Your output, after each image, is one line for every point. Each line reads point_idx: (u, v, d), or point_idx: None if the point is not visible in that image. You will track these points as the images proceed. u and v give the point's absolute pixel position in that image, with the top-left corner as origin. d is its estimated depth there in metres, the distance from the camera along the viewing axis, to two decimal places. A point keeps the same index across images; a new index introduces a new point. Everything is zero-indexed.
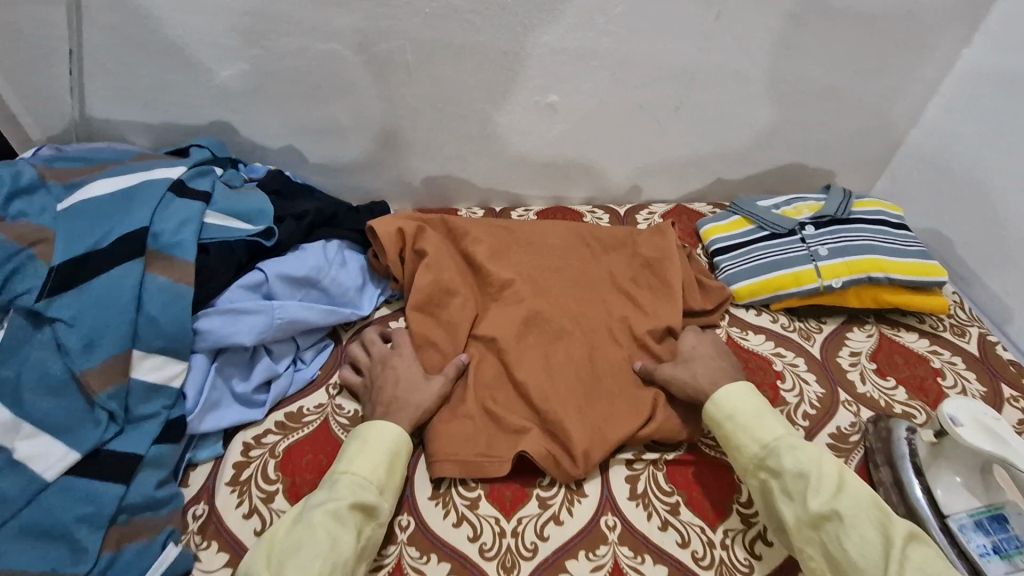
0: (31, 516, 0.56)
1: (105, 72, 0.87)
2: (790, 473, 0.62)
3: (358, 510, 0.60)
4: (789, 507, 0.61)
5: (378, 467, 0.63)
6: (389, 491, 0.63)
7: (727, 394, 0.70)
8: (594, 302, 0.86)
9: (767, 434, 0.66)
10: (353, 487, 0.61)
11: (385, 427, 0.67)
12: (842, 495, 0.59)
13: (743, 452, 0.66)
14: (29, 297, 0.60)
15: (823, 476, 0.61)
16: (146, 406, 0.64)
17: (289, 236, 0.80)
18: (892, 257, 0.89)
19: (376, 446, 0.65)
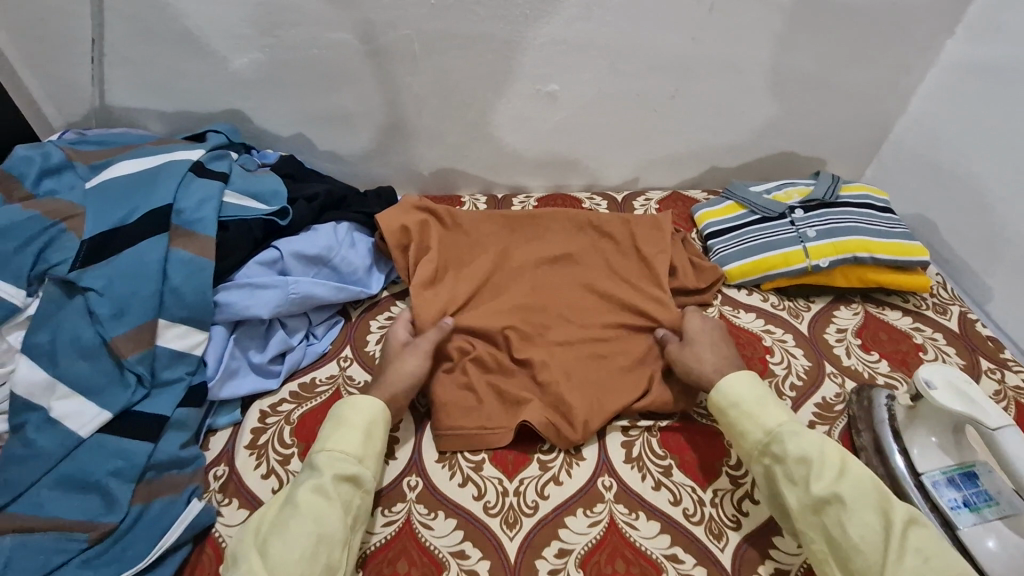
0: (67, 469, 0.60)
1: (125, 61, 0.91)
2: (793, 460, 0.63)
3: (341, 483, 0.61)
4: (792, 491, 0.63)
5: (356, 440, 0.65)
6: (371, 459, 0.65)
7: (733, 382, 0.70)
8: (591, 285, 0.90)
9: (770, 420, 0.67)
10: (333, 463, 0.62)
11: (361, 400, 0.68)
12: (843, 480, 0.61)
13: (747, 438, 0.67)
14: (62, 268, 0.65)
15: (825, 463, 0.62)
16: (171, 371, 0.68)
17: (302, 216, 0.84)
18: (877, 238, 0.94)
19: (353, 419, 0.66)
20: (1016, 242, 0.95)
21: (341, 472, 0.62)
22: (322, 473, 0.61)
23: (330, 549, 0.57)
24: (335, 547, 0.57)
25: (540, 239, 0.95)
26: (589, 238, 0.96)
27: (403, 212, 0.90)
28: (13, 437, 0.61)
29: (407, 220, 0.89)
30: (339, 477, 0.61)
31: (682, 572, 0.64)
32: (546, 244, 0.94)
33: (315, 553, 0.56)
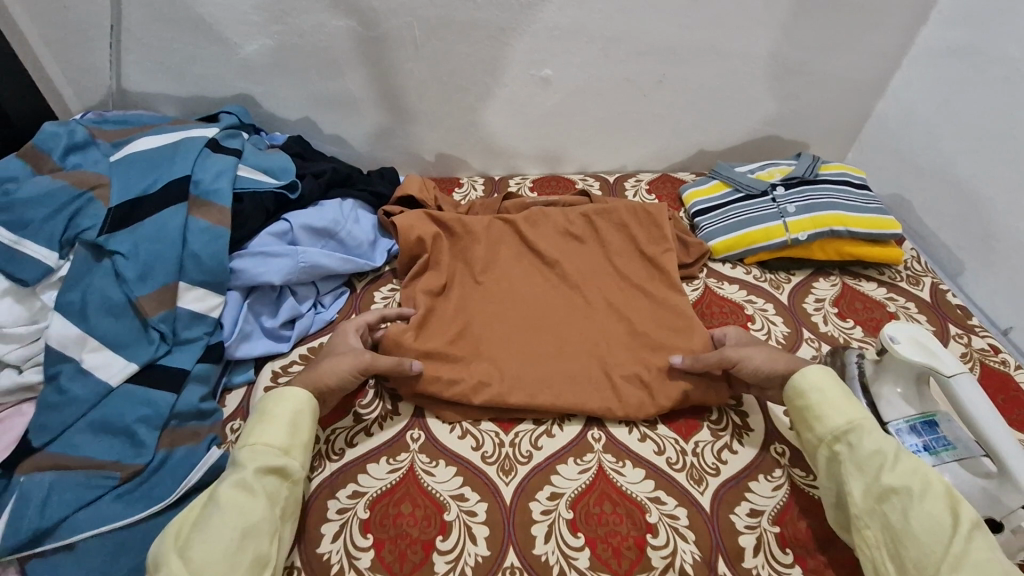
0: (99, 415, 0.65)
1: (141, 47, 0.96)
2: (867, 449, 0.63)
3: (267, 475, 0.60)
4: (858, 479, 0.62)
5: (282, 432, 0.64)
6: (297, 450, 0.64)
7: (816, 372, 0.70)
8: (588, 283, 0.92)
9: (850, 412, 0.67)
10: (257, 456, 0.61)
11: (287, 394, 0.67)
12: (916, 476, 0.60)
13: (822, 423, 0.67)
14: (92, 232, 0.71)
15: (900, 458, 0.62)
16: (191, 331, 0.73)
17: (310, 191, 0.89)
18: (854, 213, 0.99)
19: (277, 412, 0.65)
20: (986, 217, 1.01)
21: (267, 463, 0.61)
22: (245, 466, 0.60)
23: (257, 540, 0.56)
24: (263, 538, 0.56)
25: (543, 239, 0.97)
26: (591, 235, 0.98)
27: (417, 223, 0.93)
28: (48, 386, 0.66)
29: (422, 231, 0.92)
30: (264, 469, 0.60)
31: (665, 512, 0.69)
32: (547, 243, 0.96)
33: (243, 545, 0.55)
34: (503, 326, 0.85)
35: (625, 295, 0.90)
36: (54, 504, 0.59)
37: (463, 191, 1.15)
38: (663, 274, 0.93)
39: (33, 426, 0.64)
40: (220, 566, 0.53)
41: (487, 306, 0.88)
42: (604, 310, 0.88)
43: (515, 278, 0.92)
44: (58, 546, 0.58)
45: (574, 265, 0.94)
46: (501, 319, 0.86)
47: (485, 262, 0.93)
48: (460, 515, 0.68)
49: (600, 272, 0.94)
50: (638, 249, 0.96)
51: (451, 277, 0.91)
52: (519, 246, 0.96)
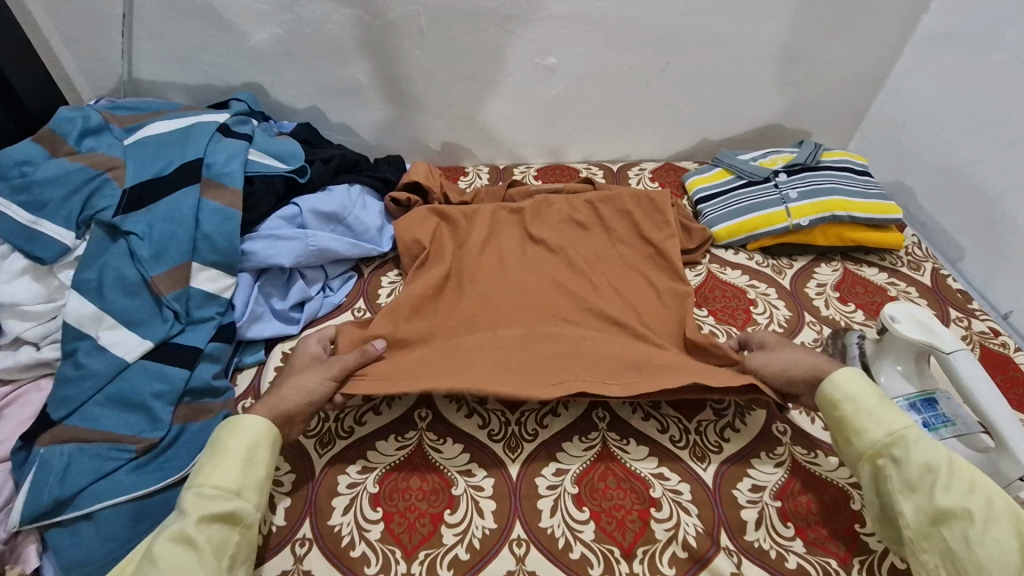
0: (115, 389, 0.67)
1: (153, 36, 0.98)
2: (916, 466, 0.57)
3: (212, 524, 0.54)
4: (909, 499, 0.57)
5: (233, 471, 0.57)
6: (251, 490, 0.58)
7: (850, 377, 0.65)
8: (592, 272, 0.92)
9: (895, 422, 0.61)
10: (203, 502, 0.54)
11: (242, 422, 0.61)
12: (973, 495, 0.55)
13: (863, 436, 0.62)
14: (107, 213, 0.72)
15: (953, 473, 0.56)
16: (203, 311, 0.74)
17: (319, 176, 0.91)
18: (855, 198, 1.00)
19: (231, 446, 0.59)
20: (987, 202, 1.02)
21: (213, 511, 0.54)
22: (187, 515, 0.53)
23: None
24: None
25: (545, 229, 0.98)
26: (596, 224, 0.99)
27: (416, 224, 0.94)
28: (66, 361, 0.68)
29: (420, 233, 0.93)
30: (209, 517, 0.54)
31: (668, 487, 0.70)
32: (549, 231, 0.97)
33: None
34: (505, 312, 0.86)
35: (630, 286, 0.91)
36: (72, 474, 0.61)
37: (469, 178, 1.17)
38: (669, 265, 0.93)
39: (51, 400, 0.65)
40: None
41: (492, 296, 0.88)
42: (608, 299, 0.89)
43: (517, 268, 0.92)
44: (77, 516, 0.60)
45: (580, 255, 0.95)
46: (508, 309, 0.87)
47: (487, 251, 0.94)
48: (467, 489, 0.69)
49: (606, 262, 0.94)
50: (645, 240, 0.96)
51: (453, 267, 0.92)
52: (526, 235, 0.98)
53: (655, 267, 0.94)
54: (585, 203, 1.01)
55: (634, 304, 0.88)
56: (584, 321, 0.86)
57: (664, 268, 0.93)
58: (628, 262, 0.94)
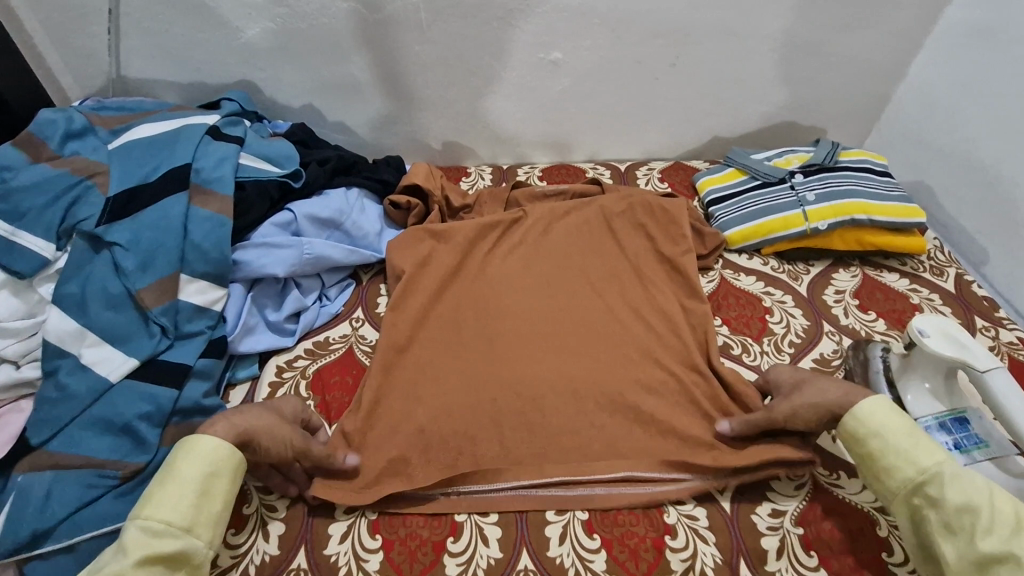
0: (98, 411, 0.63)
1: (141, 32, 0.94)
2: (954, 507, 0.54)
3: (156, 565, 0.49)
4: (951, 543, 0.54)
5: (185, 505, 0.52)
6: (203, 526, 0.53)
7: (874, 409, 0.61)
8: (603, 292, 0.89)
9: (925, 458, 0.57)
10: (148, 540, 0.49)
11: (197, 445, 0.55)
12: (1019, 537, 0.51)
13: (895, 476, 0.58)
14: (90, 223, 0.68)
15: (994, 513, 0.53)
16: (193, 325, 0.71)
17: (315, 179, 0.87)
18: (876, 201, 0.96)
19: (185, 475, 0.53)
20: (1012, 205, 0.97)
21: (159, 551, 0.49)
22: (127, 556, 0.48)
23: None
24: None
25: (545, 250, 0.94)
26: (606, 237, 0.96)
27: (410, 246, 0.90)
28: (46, 381, 0.64)
29: (413, 248, 0.90)
30: (154, 558, 0.49)
31: (683, 512, 0.68)
32: (555, 246, 0.94)
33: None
34: (509, 335, 0.83)
35: (641, 304, 0.87)
36: (53, 505, 0.57)
37: (471, 179, 1.13)
38: (688, 286, 0.89)
39: (31, 423, 0.62)
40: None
41: (492, 322, 0.85)
42: (618, 319, 0.85)
43: (517, 290, 0.88)
44: (58, 548, 0.56)
45: (588, 274, 0.91)
46: (512, 332, 0.83)
47: (489, 268, 0.91)
48: (472, 515, 0.67)
49: (617, 278, 0.91)
50: (663, 259, 0.92)
51: (454, 286, 0.89)
52: (532, 248, 0.94)
53: (669, 280, 0.91)
54: (595, 213, 0.98)
55: (648, 320, 0.85)
56: (594, 342, 0.83)
57: (680, 284, 0.90)
58: (640, 275, 0.91)
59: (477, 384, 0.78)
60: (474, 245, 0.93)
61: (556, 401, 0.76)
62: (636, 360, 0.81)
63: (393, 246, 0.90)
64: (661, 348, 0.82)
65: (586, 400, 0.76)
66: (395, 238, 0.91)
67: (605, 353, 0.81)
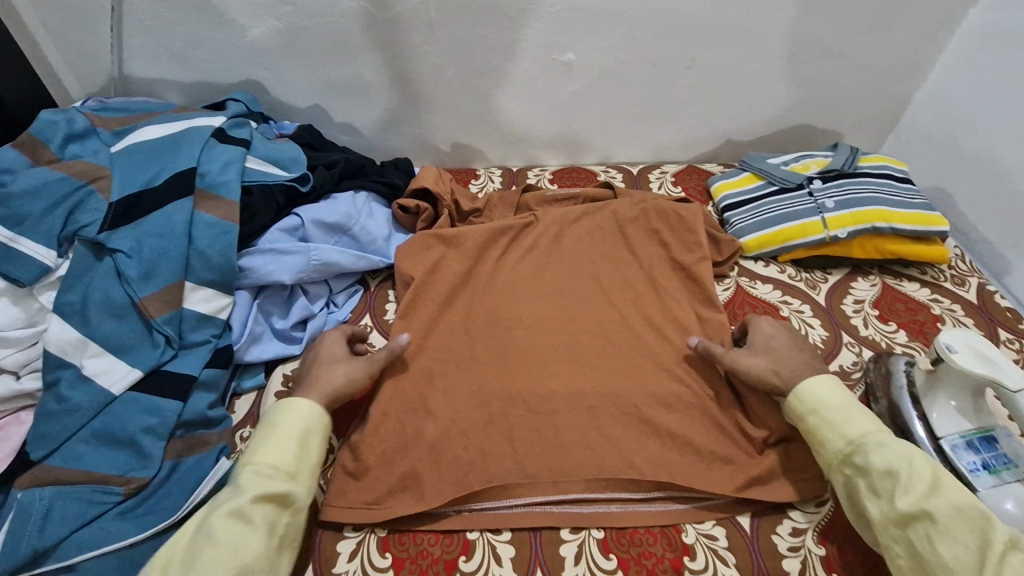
0: (100, 424, 0.61)
1: (145, 30, 0.91)
2: (878, 471, 0.59)
3: (268, 504, 0.56)
4: (876, 504, 0.59)
5: (288, 453, 0.60)
6: (303, 474, 0.60)
7: (813, 387, 0.67)
8: (616, 300, 0.87)
9: (854, 430, 0.63)
10: (260, 480, 0.57)
11: (295, 406, 0.64)
12: (933, 494, 0.56)
13: (828, 448, 0.64)
14: (92, 229, 0.66)
15: (914, 474, 0.58)
16: (198, 333, 0.69)
17: (322, 183, 0.85)
18: (896, 208, 0.93)
19: (285, 429, 0.62)
20: None
21: (271, 489, 0.56)
22: (245, 492, 0.55)
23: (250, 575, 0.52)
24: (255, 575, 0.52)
25: (556, 257, 0.92)
26: (619, 243, 0.94)
27: (418, 252, 0.88)
28: (47, 393, 0.62)
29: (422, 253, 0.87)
30: (266, 496, 0.56)
31: (702, 531, 0.66)
32: (568, 253, 0.92)
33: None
34: (521, 344, 0.81)
35: (656, 314, 0.85)
36: (53, 522, 0.55)
37: (480, 182, 1.11)
38: (705, 296, 0.87)
39: (31, 436, 0.60)
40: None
41: (504, 331, 0.82)
42: (633, 330, 0.83)
43: (527, 299, 0.86)
44: (57, 568, 0.54)
45: (601, 281, 0.89)
46: (524, 342, 0.81)
47: (500, 274, 0.89)
48: (483, 533, 0.66)
49: (631, 286, 0.89)
50: (679, 267, 0.90)
51: (465, 293, 0.87)
52: (544, 254, 0.92)
53: (684, 289, 0.89)
54: (608, 219, 0.95)
55: (664, 330, 0.83)
56: (608, 352, 0.81)
57: (696, 293, 0.88)
58: (655, 283, 0.89)
59: (487, 397, 0.76)
60: (481, 252, 0.90)
61: (570, 414, 0.75)
62: (652, 372, 0.79)
63: (399, 252, 0.88)
64: (677, 359, 0.80)
65: (601, 414, 0.75)
66: (404, 243, 0.89)
67: (620, 365, 0.79)
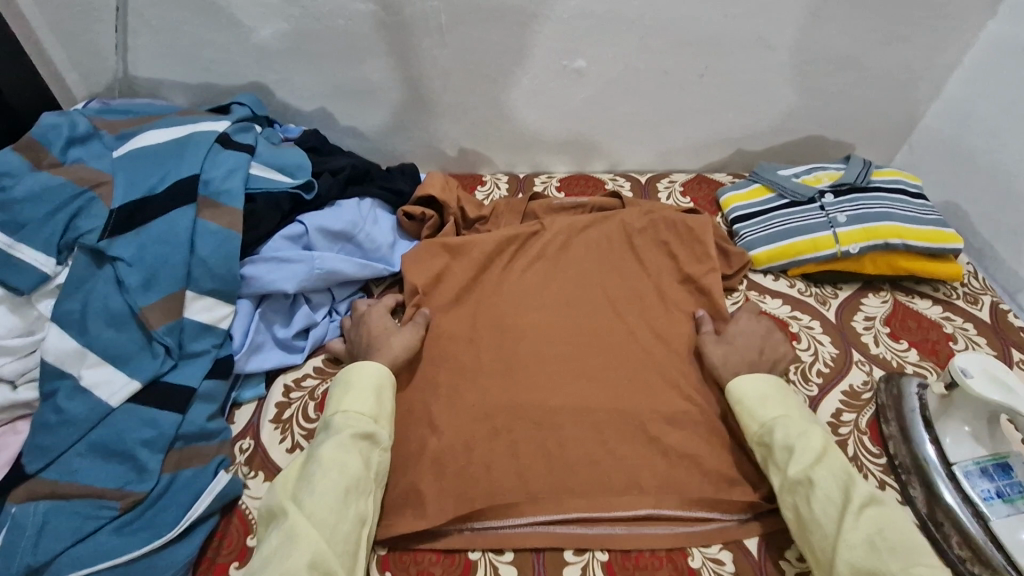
0: (98, 437, 0.60)
1: (150, 30, 0.90)
2: (778, 447, 0.65)
3: (361, 441, 0.64)
4: (775, 475, 0.65)
5: (369, 401, 0.67)
6: (384, 420, 0.68)
7: (741, 378, 0.72)
8: (625, 313, 0.85)
9: (767, 413, 0.68)
10: (351, 422, 0.64)
11: (368, 364, 0.71)
12: (819, 464, 0.62)
13: (745, 431, 0.69)
14: (92, 236, 0.65)
15: (807, 447, 0.63)
16: (199, 343, 0.68)
17: (327, 190, 0.84)
18: (910, 224, 0.92)
19: (362, 382, 0.69)
20: None
21: (361, 430, 0.64)
22: (342, 432, 0.63)
23: (358, 496, 0.60)
24: (362, 496, 0.60)
25: (563, 267, 0.90)
26: (627, 254, 0.92)
27: (423, 260, 0.86)
28: (44, 404, 0.61)
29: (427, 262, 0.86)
30: (358, 435, 0.64)
31: (709, 555, 0.65)
32: (574, 263, 0.91)
33: (347, 501, 0.59)
34: (526, 356, 0.79)
35: (665, 328, 0.84)
36: (48, 538, 0.55)
37: (486, 189, 1.09)
38: (715, 312, 0.86)
39: (27, 448, 0.59)
40: (330, 518, 0.57)
41: (509, 342, 0.81)
42: (641, 344, 0.82)
43: (533, 309, 0.85)
44: None
45: (608, 292, 0.88)
46: (529, 354, 0.80)
47: (506, 283, 0.87)
48: (486, 553, 0.65)
49: (640, 298, 0.87)
50: (689, 280, 0.89)
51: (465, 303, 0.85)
52: (551, 263, 0.91)
53: (693, 304, 0.87)
54: (617, 229, 0.94)
55: (672, 345, 0.82)
56: (615, 368, 0.79)
57: (705, 308, 0.86)
58: (663, 296, 0.87)
59: (491, 410, 0.74)
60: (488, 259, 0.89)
61: (576, 431, 0.73)
62: (660, 388, 0.77)
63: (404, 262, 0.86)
64: (685, 375, 0.79)
65: (607, 433, 0.73)
66: (410, 251, 0.87)
67: (626, 379, 0.78)
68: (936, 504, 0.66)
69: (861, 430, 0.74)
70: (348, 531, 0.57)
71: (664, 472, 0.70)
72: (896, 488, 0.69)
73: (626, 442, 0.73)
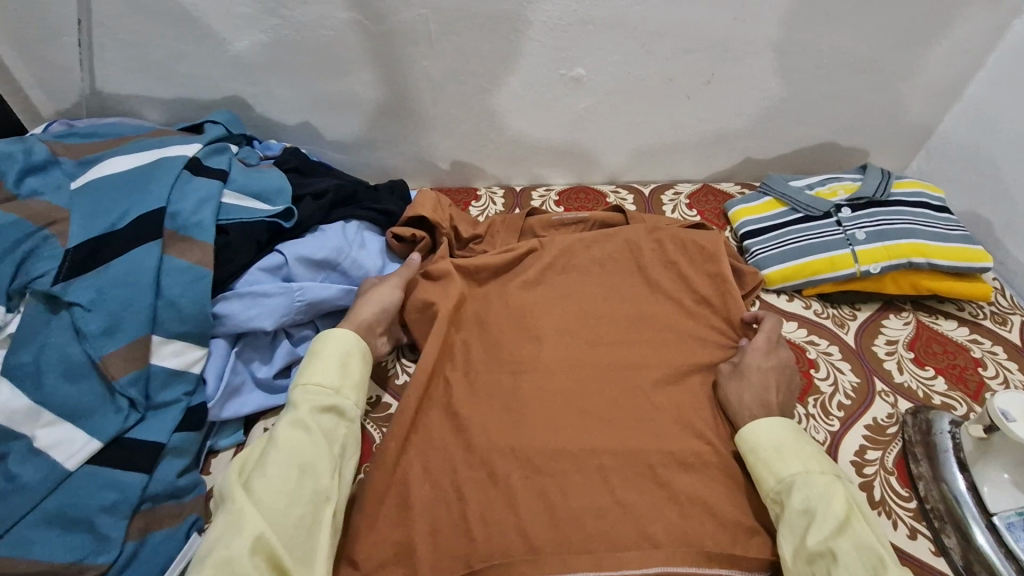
0: (54, 504, 0.55)
1: (117, 43, 0.84)
2: (796, 510, 0.60)
3: (320, 415, 0.60)
4: (789, 540, 0.60)
5: (332, 371, 0.64)
6: (350, 389, 0.64)
7: (755, 427, 0.67)
8: (632, 339, 0.80)
9: (785, 468, 0.63)
10: (309, 395, 0.61)
11: (336, 333, 0.67)
12: (842, 535, 0.56)
13: (761, 486, 0.65)
14: (45, 281, 0.59)
15: (828, 513, 0.58)
16: (167, 393, 0.63)
17: (309, 216, 0.78)
18: (933, 241, 0.86)
19: (327, 352, 0.65)
20: None
21: (320, 403, 0.60)
22: (299, 408, 0.60)
23: (314, 475, 0.56)
24: (321, 474, 0.56)
25: (564, 291, 0.84)
26: (634, 274, 0.86)
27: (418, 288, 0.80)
28: None
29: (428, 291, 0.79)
30: (318, 409, 0.60)
31: None
32: (576, 286, 0.85)
33: (301, 482, 0.55)
34: (524, 391, 0.74)
35: (676, 358, 0.78)
36: None
37: (481, 205, 1.04)
38: (727, 342, 0.81)
39: None
40: (281, 502, 0.53)
41: (509, 377, 0.75)
42: (651, 377, 0.76)
43: (534, 337, 0.79)
44: None
45: (614, 317, 0.82)
46: (531, 390, 0.74)
47: (504, 309, 0.82)
48: None
49: (648, 323, 0.81)
50: (702, 303, 0.83)
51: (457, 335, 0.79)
52: (551, 284, 0.85)
53: (705, 329, 0.82)
54: (621, 247, 0.88)
55: (682, 377, 0.76)
56: (622, 403, 0.74)
57: (718, 336, 0.81)
58: (672, 322, 0.82)
59: (489, 453, 0.68)
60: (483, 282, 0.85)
61: (580, 476, 0.68)
62: (670, 426, 0.72)
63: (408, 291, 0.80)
64: (698, 412, 0.74)
65: (613, 480, 0.67)
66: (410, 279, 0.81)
67: (635, 420, 0.72)
68: (973, 554, 0.61)
69: (888, 471, 0.69)
70: (302, 513, 0.53)
71: (677, 522, 0.65)
72: (928, 536, 0.64)
73: (634, 488, 0.67)
